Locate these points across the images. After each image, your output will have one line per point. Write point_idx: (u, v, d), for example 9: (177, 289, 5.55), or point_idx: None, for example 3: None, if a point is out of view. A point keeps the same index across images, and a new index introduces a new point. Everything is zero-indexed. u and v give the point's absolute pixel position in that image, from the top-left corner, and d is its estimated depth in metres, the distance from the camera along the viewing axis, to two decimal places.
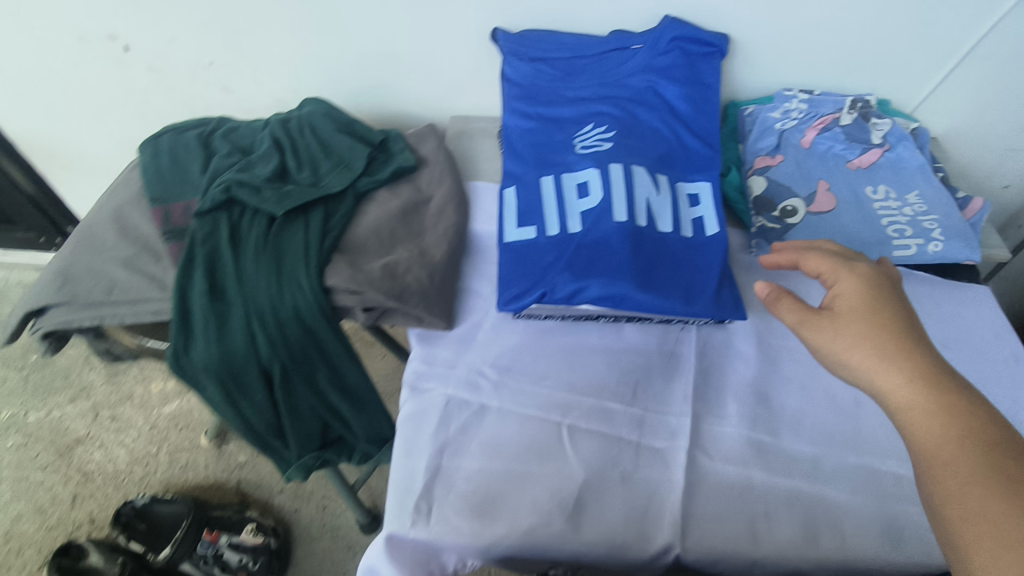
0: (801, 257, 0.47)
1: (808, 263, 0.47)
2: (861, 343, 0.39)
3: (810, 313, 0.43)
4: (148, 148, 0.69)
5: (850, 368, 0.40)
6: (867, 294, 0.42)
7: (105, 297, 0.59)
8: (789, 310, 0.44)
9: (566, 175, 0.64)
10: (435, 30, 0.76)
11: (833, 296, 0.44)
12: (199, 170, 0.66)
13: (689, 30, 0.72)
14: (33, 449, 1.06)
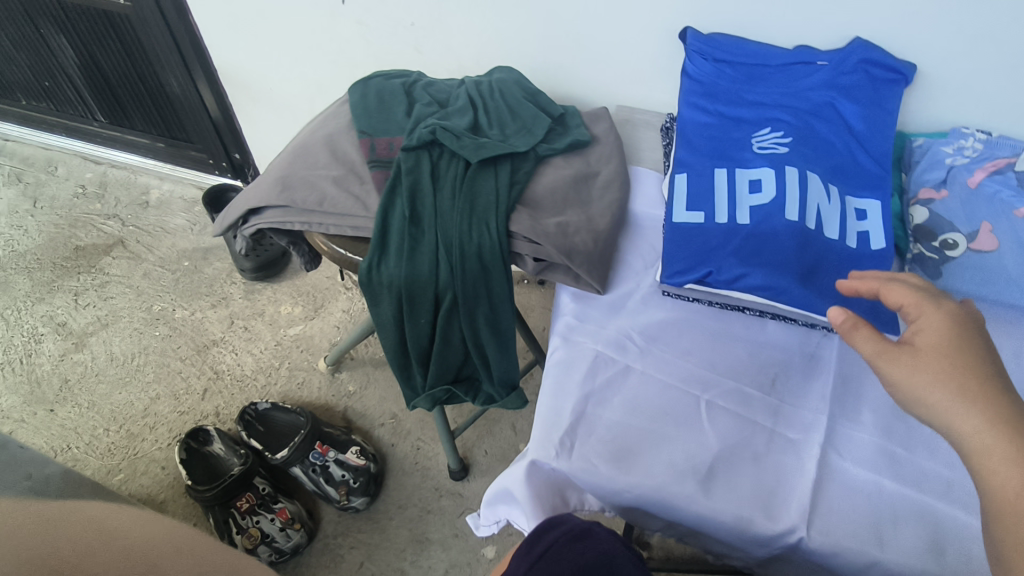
0: (883, 287, 0.41)
1: (890, 295, 0.40)
2: (946, 386, 0.34)
3: (889, 345, 0.37)
4: (359, 89, 0.78)
5: (928, 409, 0.35)
6: (961, 340, 0.38)
7: (317, 206, 0.67)
8: (866, 341, 0.38)
9: (739, 171, 0.68)
10: (624, 21, 0.83)
11: (912, 331, 0.38)
12: (403, 113, 0.74)
13: (876, 54, 0.75)
14: (175, 342, 1.17)
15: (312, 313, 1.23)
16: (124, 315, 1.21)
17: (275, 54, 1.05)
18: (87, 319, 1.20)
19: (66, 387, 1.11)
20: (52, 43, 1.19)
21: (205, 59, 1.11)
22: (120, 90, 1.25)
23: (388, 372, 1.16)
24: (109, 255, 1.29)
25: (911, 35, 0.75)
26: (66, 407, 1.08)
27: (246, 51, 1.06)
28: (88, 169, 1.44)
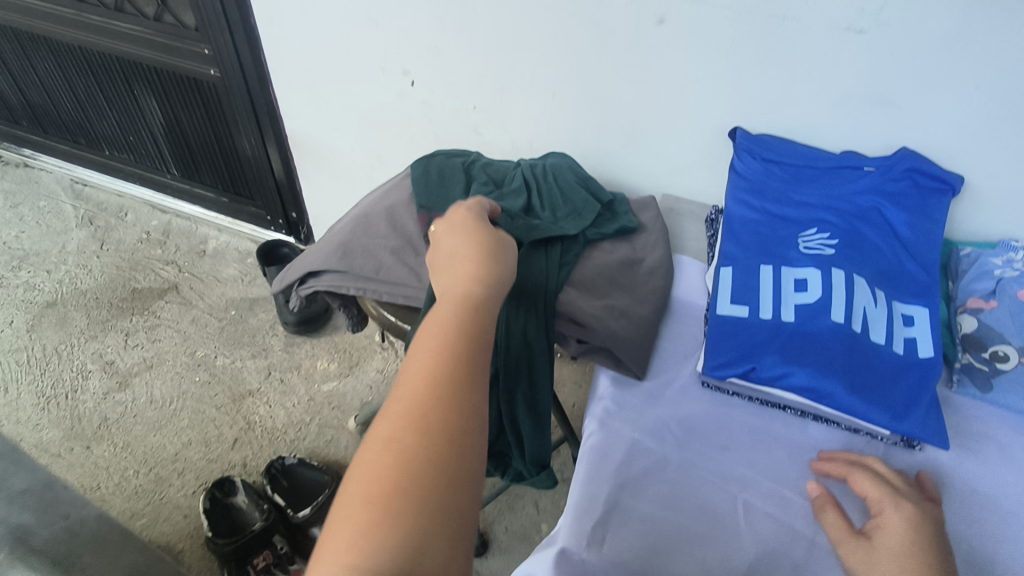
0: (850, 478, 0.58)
1: (857, 486, 0.57)
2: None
3: (854, 537, 0.53)
4: (421, 164, 0.82)
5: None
6: (911, 537, 0.51)
7: (373, 274, 0.70)
8: (830, 520, 0.55)
9: (785, 269, 0.69)
10: (674, 117, 0.87)
11: (878, 526, 0.53)
12: (461, 190, 0.78)
13: (926, 165, 0.76)
14: (213, 389, 1.20)
15: (347, 370, 1.25)
16: (168, 359, 1.24)
17: (343, 125, 1.12)
18: (133, 359, 1.24)
19: (104, 425, 1.13)
20: (143, 103, 1.31)
21: (278, 127, 1.20)
22: (196, 148, 1.35)
23: None
24: (163, 299, 1.35)
25: (958, 148, 0.77)
26: (101, 445, 1.11)
27: (317, 122, 1.14)
28: (154, 216, 1.53)
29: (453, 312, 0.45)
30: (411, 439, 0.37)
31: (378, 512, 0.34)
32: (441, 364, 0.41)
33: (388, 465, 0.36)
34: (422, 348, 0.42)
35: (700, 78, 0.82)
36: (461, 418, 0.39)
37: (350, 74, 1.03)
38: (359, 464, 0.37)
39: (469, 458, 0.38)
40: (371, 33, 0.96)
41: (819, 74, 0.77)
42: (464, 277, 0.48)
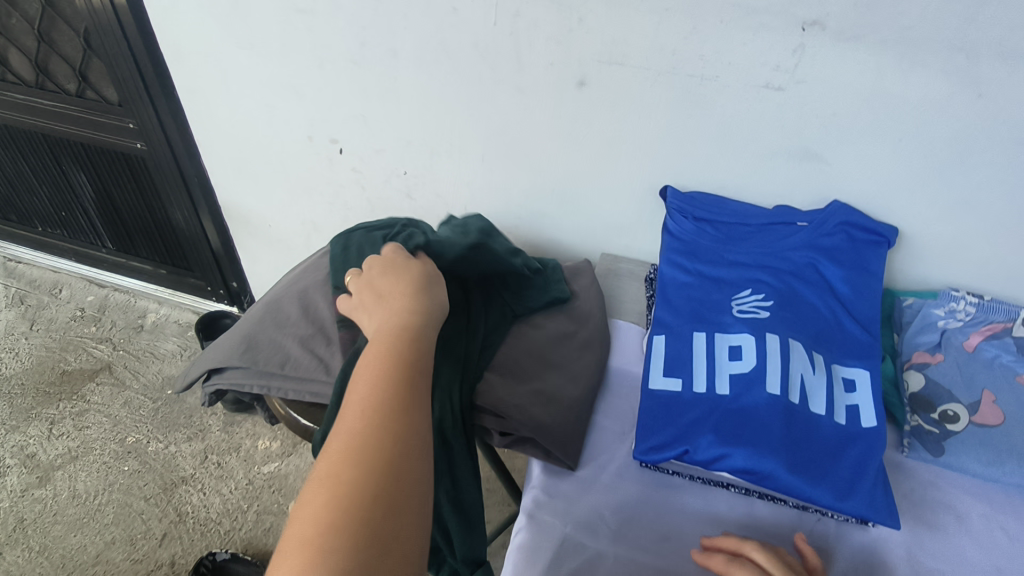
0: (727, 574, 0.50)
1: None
2: None
3: None
4: (341, 240, 0.77)
5: None
6: None
7: (279, 369, 0.65)
8: None
9: (719, 336, 0.66)
10: (605, 176, 0.85)
11: None
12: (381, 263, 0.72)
13: (860, 219, 0.75)
14: (143, 478, 1.12)
15: (290, 449, 1.18)
16: (96, 447, 1.16)
17: (276, 194, 1.09)
18: (57, 450, 1.15)
19: (19, 527, 1.04)
20: (73, 178, 1.26)
21: (211, 198, 1.16)
22: (130, 220, 1.30)
23: None
24: (94, 381, 1.28)
25: (889, 201, 0.75)
26: (14, 550, 1.01)
27: (249, 192, 1.11)
28: (91, 291, 1.47)
29: (394, 350, 0.47)
30: (356, 464, 0.39)
31: (338, 526, 0.36)
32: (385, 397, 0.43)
33: (334, 492, 0.37)
34: (360, 386, 0.44)
35: (627, 139, 0.80)
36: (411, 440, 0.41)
37: (278, 144, 1.00)
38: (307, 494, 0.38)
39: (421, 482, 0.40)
40: (295, 102, 0.93)
41: (744, 131, 0.75)
42: (402, 317, 0.51)
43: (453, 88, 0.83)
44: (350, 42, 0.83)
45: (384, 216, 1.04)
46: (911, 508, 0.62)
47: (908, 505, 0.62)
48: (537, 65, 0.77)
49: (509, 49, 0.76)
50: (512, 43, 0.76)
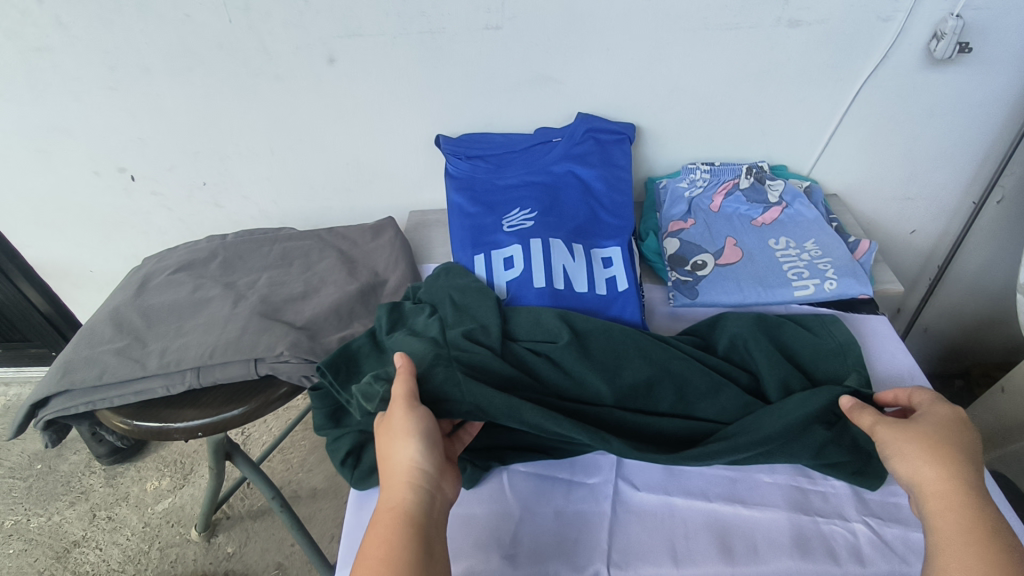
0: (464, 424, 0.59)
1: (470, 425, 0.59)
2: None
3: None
4: (188, 246, 0.88)
5: None
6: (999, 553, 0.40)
7: (97, 381, 0.68)
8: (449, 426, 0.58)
9: (494, 252, 0.75)
10: (390, 142, 0.92)
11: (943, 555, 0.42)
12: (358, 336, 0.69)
13: (601, 122, 0.86)
14: (31, 555, 1.08)
15: (180, 481, 1.19)
16: None
17: (85, 239, 1.07)
18: None
19: None
20: None
21: (20, 261, 1.12)
22: None
23: (268, 522, 1.12)
24: None
25: (623, 101, 0.87)
26: None
27: (57, 244, 1.08)
28: None
29: (422, 447, 0.48)
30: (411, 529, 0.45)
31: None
32: (423, 482, 0.47)
33: (383, 561, 0.43)
34: (400, 499, 0.46)
35: (392, 100, 0.86)
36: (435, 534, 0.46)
37: (67, 190, 0.99)
38: (368, 560, 0.43)
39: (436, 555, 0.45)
40: (68, 142, 0.92)
41: (485, 70, 0.83)
42: (416, 440, 0.48)
43: (214, 87, 0.85)
44: (98, 69, 0.83)
45: (203, 232, 1.07)
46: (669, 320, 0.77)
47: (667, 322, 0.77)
48: (284, 53, 0.81)
49: (254, 44, 0.80)
50: (255, 38, 0.79)
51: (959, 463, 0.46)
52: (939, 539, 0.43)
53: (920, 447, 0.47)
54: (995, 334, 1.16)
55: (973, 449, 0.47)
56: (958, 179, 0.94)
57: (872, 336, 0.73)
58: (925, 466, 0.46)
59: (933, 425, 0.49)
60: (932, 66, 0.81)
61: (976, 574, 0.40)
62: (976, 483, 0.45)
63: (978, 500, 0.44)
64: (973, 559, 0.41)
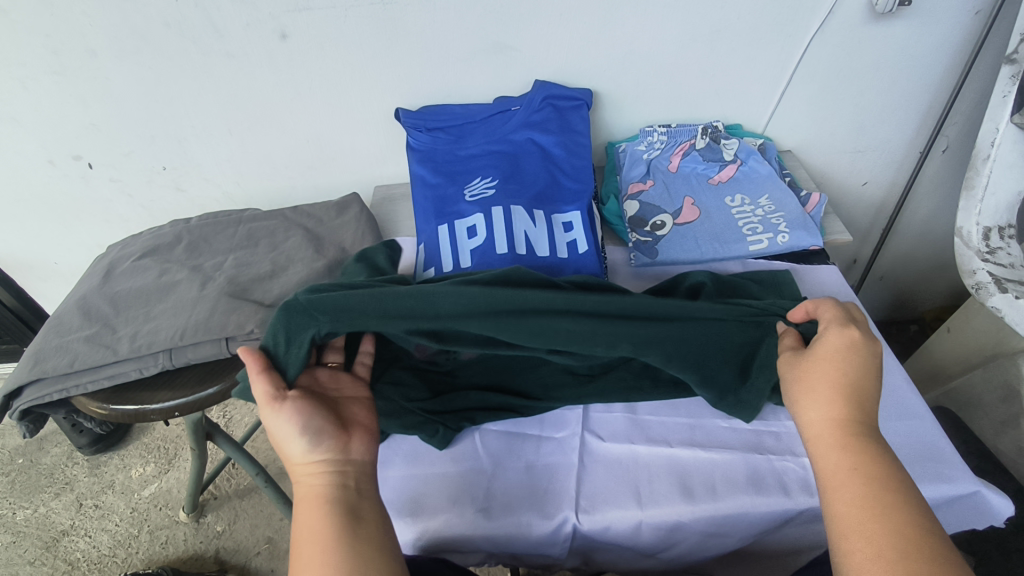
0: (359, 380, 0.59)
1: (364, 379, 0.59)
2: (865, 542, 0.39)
3: (865, 547, 0.39)
4: (153, 231, 0.88)
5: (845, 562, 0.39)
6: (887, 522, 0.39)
7: (69, 368, 0.69)
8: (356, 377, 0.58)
9: (457, 222, 0.77)
10: (352, 119, 0.92)
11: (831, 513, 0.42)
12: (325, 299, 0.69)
13: (558, 89, 0.87)
14: (20, 547, 1.09)
15: (166, 466, 1.21)
16: None
17: (47, 230, 1.06)
18: None
19: None
20: None
21: None
22: None
23: (255, 499, 1.14)
24: None
25: (579, 67, 0.88)
26: None
27: (17, 237, 1.07)
28: None
29: (311, 431, 0.49)
30: (323, 505, 0.46)
31: (325, 557, 0.43)
32: (325, 462, 0.49)
33: (312, 541, 0.44)
34: (311, 481, 0.48)
35: (348, 75, 0.86)
36: (359, 499, 0.48)
37: (22, 180, 0.97)
38: (297, 546, 0.45)
39: (367, 516, 0.47)
40: (18, 131, 0.90)
41: (440, 41, 0.83)
42: (296, 429, 0.49)
43: (165, 67, 0.84)
44: (43, 54, 0.81)
45: (168, 218, 1.06)
46: (629, 280, 0.79)
47: (627, 283, 0.79)
48: (234, 30, 0.80)
49: (202, 21, 0.78)
50: (202, 16, 0.78)
51: (853, 390, 0.47)
52: (826, 468, 0.44)
53: (818, 375, 0.48)
54: (946, 277, 1.22)
55: (876, 371, 0.48)
56: (906, 131, 0.97)
57: (821, 288, 0.77)
58: (813, 406, 0.47)
59: (831, 348, 0.48)
60: (876, 19, 0.83)
61: (864, 497, 0.41)
62: (852, 418, 0.45)
63: (868, 430, 0.45)
64: (858, 485, 0.42)
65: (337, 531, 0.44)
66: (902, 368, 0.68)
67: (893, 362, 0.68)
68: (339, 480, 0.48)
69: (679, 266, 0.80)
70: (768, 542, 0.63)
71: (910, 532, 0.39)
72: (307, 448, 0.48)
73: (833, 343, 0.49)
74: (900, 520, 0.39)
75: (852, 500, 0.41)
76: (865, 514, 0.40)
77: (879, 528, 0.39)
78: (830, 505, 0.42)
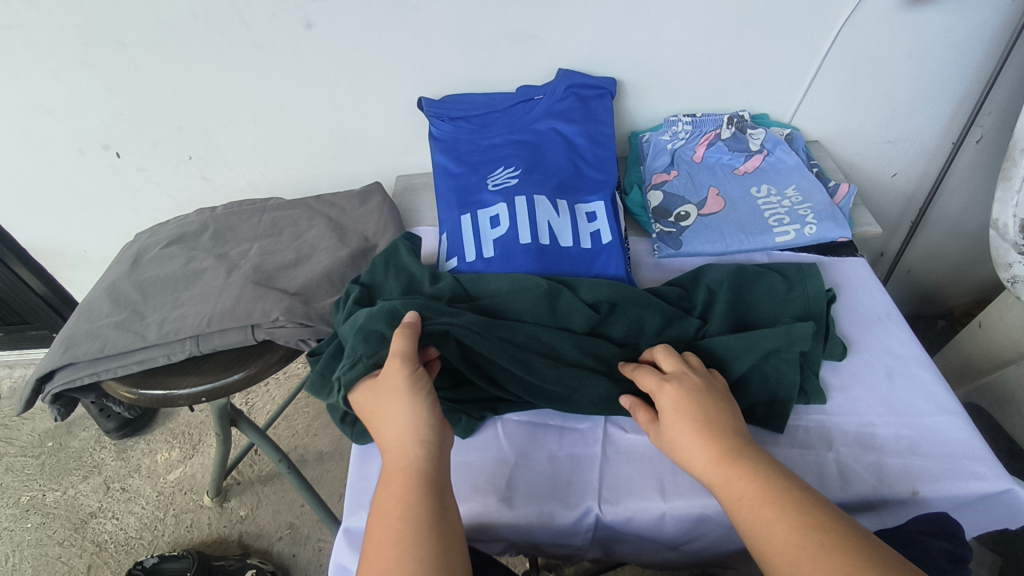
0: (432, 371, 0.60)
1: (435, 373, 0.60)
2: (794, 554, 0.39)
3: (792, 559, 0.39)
4: (178, 220, 0.89)
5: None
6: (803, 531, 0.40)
7: (99, 353, 0.70)
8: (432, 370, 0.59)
9: (479, 212, 0.76)
10: (374, 109, 0.92)
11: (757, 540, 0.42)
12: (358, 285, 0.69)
13: (582, 78, 0.86)
14: (50, 527, 1.12)
15: (190, 451, 1.23)
16: None
17: (76, 218, 1.08)
18: None
19: None
20: None
21: (11, 244, 1.12)
22: None
23: (278, 485, 1.16)
24: None
25: (603, 56, 0.87)
26: None
27: (47, 225, 1.09)
28: None
29: (420, 408, 0.50)
30: (419, 485, 0.46)
31: (417, 543, 0.43)
32: (429, 442, 0.49)
33: (400, 518, 0.45)
34: (411, 455, 0.48)
35: (372, 65, 0.86)
36: (450, 491, 0.48)
37: (51, 169, 0.99)
38: (383, 517, 0.45)
39: (454, 512, 0.47)
40: (48, 121, 0.91)
41: (464, 30, 0.83)
42: (412, 403, 0.50)
43: (191, 58, 0.84)
44: (72, 44, 0.82)
45: (193, 207, 1.08)
46: (653, 272, 0.79)
47: (650, 274, 0.78)
48: (259, 19, 0.80)
49: (229, 12, 0.79)
50: (229, 5, 0.78)
51: (714, 427, 0.48)
52: (736, 507, 0.44)
53: (680, 431, 0.49)
54: (975, 271, 1.19)
55: (729, 406, 0.51)
56: (938, 121, 0.95)
57: (848, 285, 0.75)
58: (695, 451, 0.48)
59: (672, 405, 0.50)
60: (909, 7, 0.81)
61: (781, 517, 0.42)
62: (733, 446, 0.47)
63: (742, 455, 0.46)
64: (767, 509, 0.42)
65: (427, 516, 0.45)
66: (932, 362, 0.66)
67: (922, 355, 0.67)
68: (437, 464, 0.49)
69: (703, 257, 0.79)
70: None
71: (823, 533, 0.40)
72: (413, 423, 0.49)
73: (671, 396, 0.51)
74: (814, 523, 0.41)
75: (763, 529, 0.42)
76: (786, 539, 0.40)
77: (801, 537, 0.40)
78: (755, 542, 0.42)
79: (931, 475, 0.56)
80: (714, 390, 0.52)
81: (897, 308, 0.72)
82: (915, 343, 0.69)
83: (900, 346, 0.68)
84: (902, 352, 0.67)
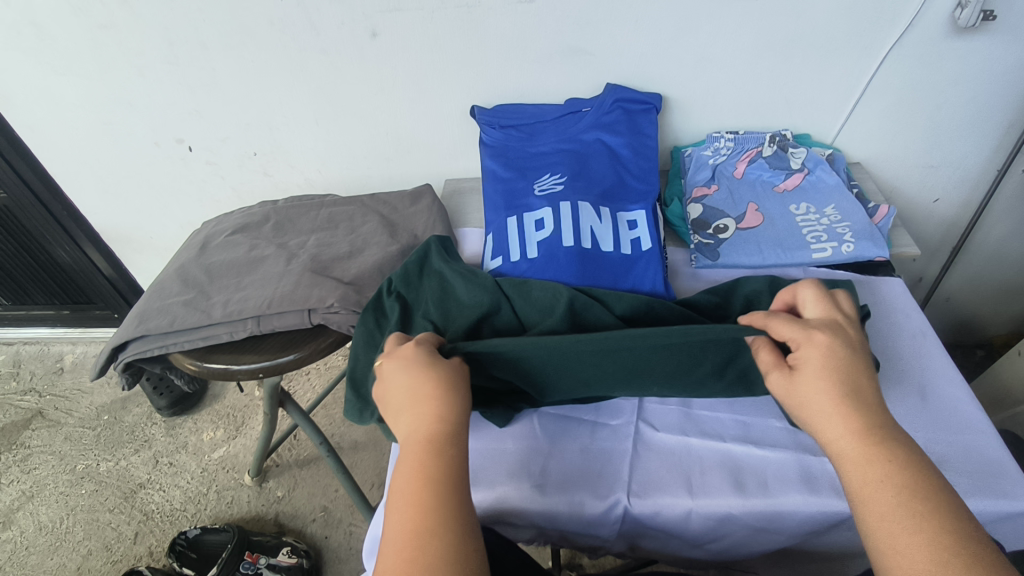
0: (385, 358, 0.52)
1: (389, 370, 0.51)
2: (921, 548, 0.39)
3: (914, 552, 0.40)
4: (242, 210, 0.95)
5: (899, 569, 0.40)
6: (935, 528, 0.40)
7: (168, 328, 0.76)
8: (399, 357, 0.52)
9: (525, 215, 0.80)
10: (429, 115, 0.98)
11: (878, 529, 0.42)
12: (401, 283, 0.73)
13: (628, 93, 0.90)
14: (102, 495, 1.19)
15: (234, 432, 1.29)
16: (49, 482, 1.22)
17: (146, 205, 1.15)
18: (12, 494, 1.21)
19: None
20: None
21: (86, 226, 1.21)
22: (14, 269, 1.34)
23: (314, 469, 1.21)
24: (29, 428, 1.32)
25: (650, 72, 0.91)
26: None
27: (120, 211, 1.17)
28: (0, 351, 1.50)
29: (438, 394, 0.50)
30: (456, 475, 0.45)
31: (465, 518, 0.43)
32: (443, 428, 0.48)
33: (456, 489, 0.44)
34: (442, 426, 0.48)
35: (431, 74, 0.92)
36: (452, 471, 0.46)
37: (129, 158, 1.07)
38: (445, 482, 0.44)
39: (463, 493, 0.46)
40: (131, 114, 0.99)
41: (518, 43, 0.87)
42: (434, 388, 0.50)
43: (265, 62, 0.91)
44: (160, 45, 0.89)
45: (253, 200, 1.15)
46: (689, 280, 0.81)
47: (687, 282, 0.81)
48: (329, 27, 0.86)
49: (302, 19, 0.85)
50: (303, 14, 0.84)
51: (857, 403, 0.47)
52: (861, 491, 0.44)
53: (819, 396, 0.47)
54: (1019, 302, 1.18)
55: (868, 375, 0.49)
56: (984, 148, 0.95)
57: (884, 304, 0.76)
58: (836, 426, 0.46)
59: (818, 367, 0.48)
60: (956, 34, 0.82)
61: (912, 511, 0.41)
62: (875, 425, 0.46)
63: (887, 438, 0.45)
64: (895, 500, 0.42)
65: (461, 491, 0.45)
66: (967, 382, 0.67)
67: (956, 374, 0.68)
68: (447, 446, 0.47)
69: (739, 269, 0.81)
70: (816, 545, 0.64)
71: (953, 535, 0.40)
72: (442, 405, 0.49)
73: (823, 349, 0.49)
74: (940, 521, 0.40)
75: (887, 514, 0.42)
76: (918, 534, 0.40)
77: (931, 533, 0.40)
78: (868, 525, 0.42)
79: (959, 491, 0.57)
80: (862, 348, 0.51)
81: (932, 329, 0.73)
82: (951, 363, 0.69)
83: (933, 365, 0.69)
84: (935, 371, 0.68)
